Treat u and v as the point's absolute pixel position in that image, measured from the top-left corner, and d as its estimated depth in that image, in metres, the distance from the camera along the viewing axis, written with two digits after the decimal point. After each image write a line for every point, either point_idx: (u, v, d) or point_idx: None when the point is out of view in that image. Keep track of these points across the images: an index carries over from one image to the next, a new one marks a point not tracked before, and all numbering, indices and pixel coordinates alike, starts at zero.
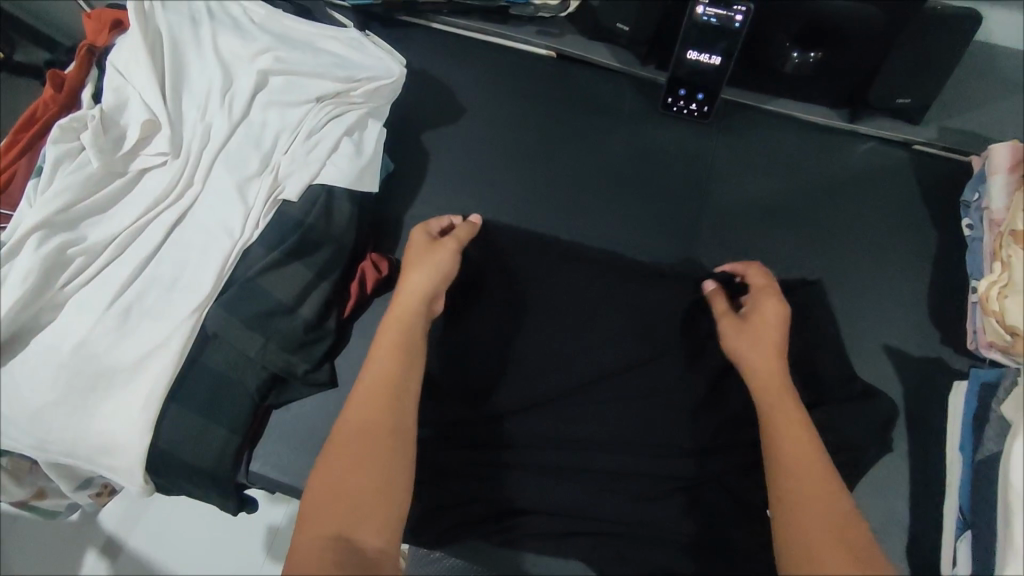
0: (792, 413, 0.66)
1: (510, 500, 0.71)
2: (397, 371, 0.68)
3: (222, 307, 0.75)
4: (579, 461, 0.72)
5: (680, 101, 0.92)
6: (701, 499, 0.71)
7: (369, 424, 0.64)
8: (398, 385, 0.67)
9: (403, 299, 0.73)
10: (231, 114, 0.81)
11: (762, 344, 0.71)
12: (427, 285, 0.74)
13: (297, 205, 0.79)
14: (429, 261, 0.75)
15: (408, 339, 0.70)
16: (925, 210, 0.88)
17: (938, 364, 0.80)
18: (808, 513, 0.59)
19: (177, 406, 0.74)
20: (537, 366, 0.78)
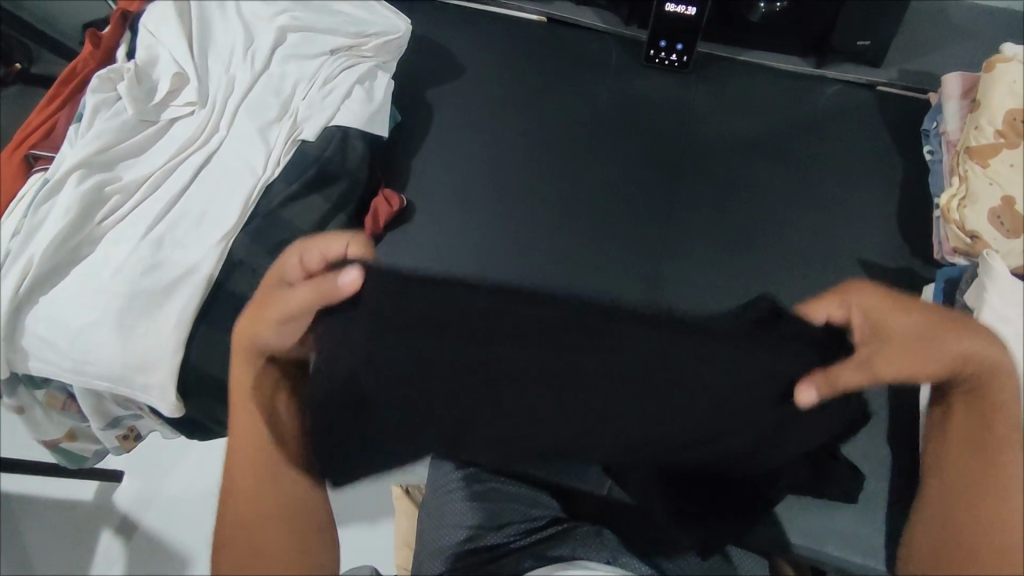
0: (1004, 432, 0.67)
1: (537, 420, 0.78)
2: (243, 454, 0.71)
3: (247, 237, 0.82)
4: (589, 395, 0.80)
5: (661, 52, 1.00)
6: (698, 410, 0.79)
7: (242, 497, 0.69)
8: (258, 445, 0.71)
9: (236, 375, 0.76)
10: (253, 67, 0.88)
11: (902, 341, 0.77)
12: (242, 365, 0.77)
13: (314, 144, 0.86)
14: (267, 318, 0.78)
15: (253, 413, 0.73)
16: (891, 141, 0.96)
17: (909, 273, 0.87)
18: (968, 541, 0.63)
19: (207, 327, 0.80)
20: (536, 328, 0.83)
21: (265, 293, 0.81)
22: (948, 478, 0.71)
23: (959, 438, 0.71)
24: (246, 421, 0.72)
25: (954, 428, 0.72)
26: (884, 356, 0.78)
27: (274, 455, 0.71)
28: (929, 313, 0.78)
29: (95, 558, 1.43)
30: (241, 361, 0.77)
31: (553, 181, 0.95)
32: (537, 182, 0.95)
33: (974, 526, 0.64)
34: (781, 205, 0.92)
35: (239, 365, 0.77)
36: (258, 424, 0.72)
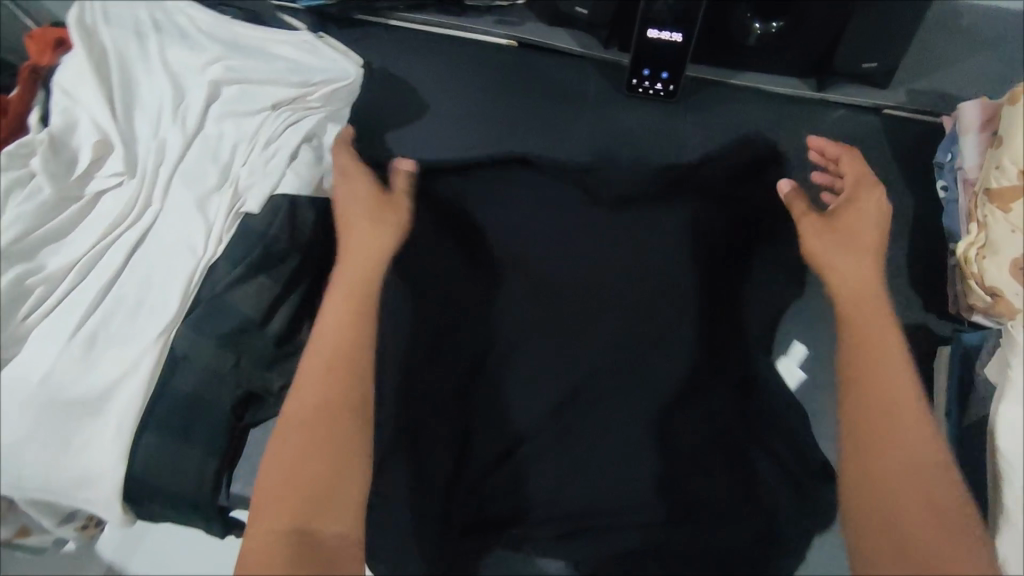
0: (919, 436, 0.61)
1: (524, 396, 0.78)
2: (329, 402, 0.65)
3: (191, 328, 0.74)
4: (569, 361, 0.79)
5: (645, 81, 0.90)
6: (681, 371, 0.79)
7: (312, 415, 0.64)
8: (348, 360, 0.66)
9: (336, 293, 0.68)
10: (185, 129, 0.78)
11: (855, 283, 0.68)
12: (350, 308, 0.68)
13: (259, 217, 0.77)
14: (355, 224, 0.72)
15: (362, 295, 0.69)
16: (900, 174, 0.87)
17: (922, 330, 0.79)
18: (908, 526, 0.57)
19: (152, 433, 0.72)
20: (551, 311, 0.81)
21: (347, 192, 0.75)
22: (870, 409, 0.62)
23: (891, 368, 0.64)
24: (338, 325, 0.67)
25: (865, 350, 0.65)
26: (821, 237, 0.72)
27: (358, 367, 0.67)
28: (878, 253, 0.70)
29: None
30: (343, 279, 0.69)
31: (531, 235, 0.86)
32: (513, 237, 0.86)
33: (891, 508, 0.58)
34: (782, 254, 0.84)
35: (348, 261, 0.70)
36: (348, 338, 0.67)
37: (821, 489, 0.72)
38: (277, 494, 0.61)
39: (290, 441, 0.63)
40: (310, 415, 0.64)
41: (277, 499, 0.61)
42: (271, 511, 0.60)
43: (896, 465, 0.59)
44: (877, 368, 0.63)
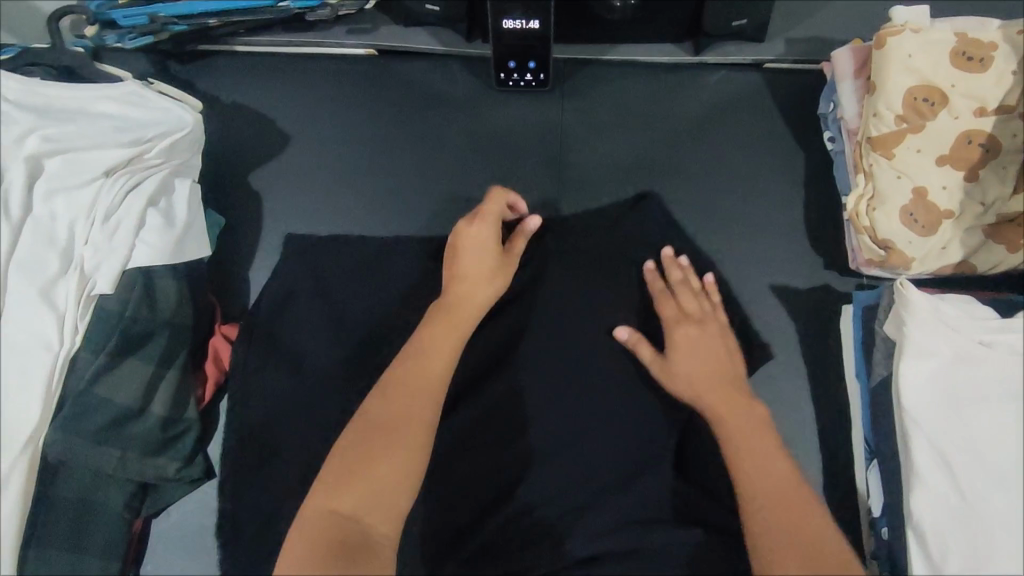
0: (756, 441, 0.64)
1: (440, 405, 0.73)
2: (411, 409, 0.63)
3: (62, 432, 0.67)
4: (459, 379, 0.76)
5: (513, 73, 0.84)
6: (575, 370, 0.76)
7: (372, 437, 0.61)
8: (429, 385, 0.65)
9: (455, 314, 0.70)
10: (8, 216, 0.68)
11: (700, 374, 0.69)
12: (447, 337, 0.69)
13: (116, 296, 0.71)
14: (477, 271, 0.72)
15: (450, 328, 0.69)
16: (787, 131, 0.84)
17: (824, 291, 0.78)
18: (779, 529, 0.57)
19: (38, 550, 0.67)
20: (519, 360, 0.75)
21: (467, 243, 0.74)
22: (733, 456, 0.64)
23: (729, 407, 0.67)
24: (434, 352, 0.68)
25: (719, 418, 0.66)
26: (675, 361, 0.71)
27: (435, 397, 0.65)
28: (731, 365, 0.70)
29: None
30: (416, 345, 0.68)
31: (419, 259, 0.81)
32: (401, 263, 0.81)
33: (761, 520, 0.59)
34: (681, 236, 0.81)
35: (450, 297, 0.72)
36: (440, 361, 0.67)
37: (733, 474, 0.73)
38: (314, 524, 0.57)
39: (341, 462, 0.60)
40: (370, 439, 0.61)
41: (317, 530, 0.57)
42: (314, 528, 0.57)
43: (773, 493, 0.60)
44: (720, 394, 0.68)
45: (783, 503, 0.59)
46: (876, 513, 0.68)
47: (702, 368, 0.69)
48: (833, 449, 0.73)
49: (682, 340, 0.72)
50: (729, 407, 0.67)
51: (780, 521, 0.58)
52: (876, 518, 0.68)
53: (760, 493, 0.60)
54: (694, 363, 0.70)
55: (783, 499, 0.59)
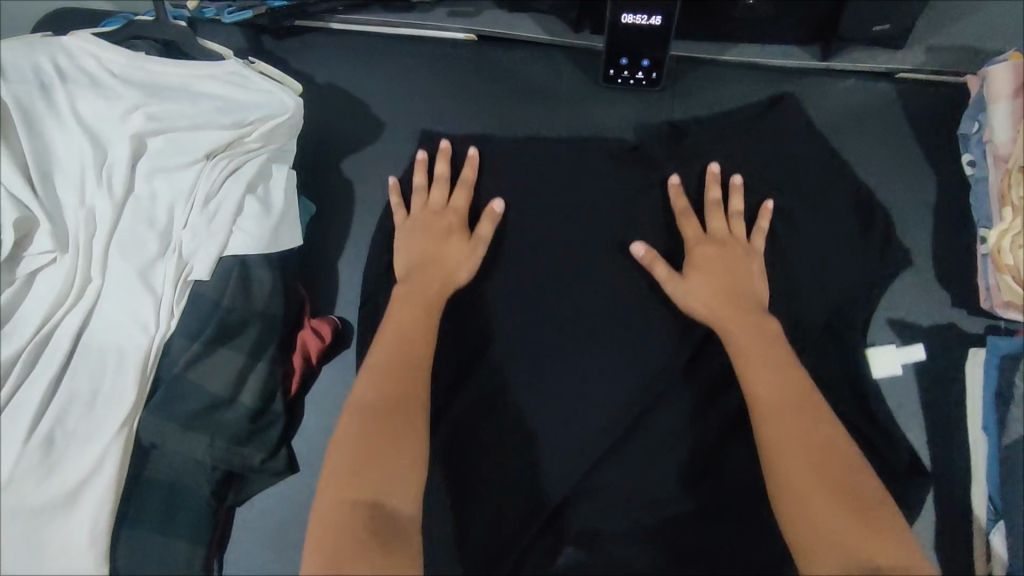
0: (769, 363, 0.64)
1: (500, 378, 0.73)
2: (410, 363, 0.67)
3: (156, 414, 0.68)
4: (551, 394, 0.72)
5: (623, 71, 0.79)
6: (674, 391, 0.72)
7: (382, 396, 0.64)
8: (420, 330, 0.69)
9: (438, 281, 0.73)
10: (113, 194, 0.69)
11: (714, 302, 0.69)
12: (434, 293, 0.72)
13: (211, 283, 0.70)
14: (435, 253, 0.74)
15: (439, 285, 0.73)
16: (918, 151, 0.77)
17: (953, 330, 0.71)
18: (812, 468, 0.58)
19: (130, 529, 0.68)
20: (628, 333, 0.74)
21: (418, 223, 0.76)
22: (761, 401, 0.63)
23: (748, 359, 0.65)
24: (422, 310, 0.71)
25: (741, 365, 0.65)
26: (690, 284, 0.71)
27: (427, 353, 0.68)
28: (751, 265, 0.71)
29: None
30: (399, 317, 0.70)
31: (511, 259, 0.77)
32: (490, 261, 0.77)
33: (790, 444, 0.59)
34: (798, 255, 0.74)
35: (427, 260, 0.74)
36: (428, 313, 0.71)
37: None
38: (336, 476, 0.59)
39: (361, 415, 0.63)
40: (392, 388, 0.65)
41: (343, 475, 0.59)
42: (337, 490, 0.59)
43: (791, 419, 0.61)
44: (736, 317, 0.68)
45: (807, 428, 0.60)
46: None
47: (712, 282, 0.70)
48: (953, 504, 0.67)
49: (698, 254, 0.72)
50: (745, 326, 0.67)
51: (806, 452, 0.59)
52: None
53: (784, 423, 0.61)
54: (707, 278, 0.70)
55: (806, 423, 0.60)
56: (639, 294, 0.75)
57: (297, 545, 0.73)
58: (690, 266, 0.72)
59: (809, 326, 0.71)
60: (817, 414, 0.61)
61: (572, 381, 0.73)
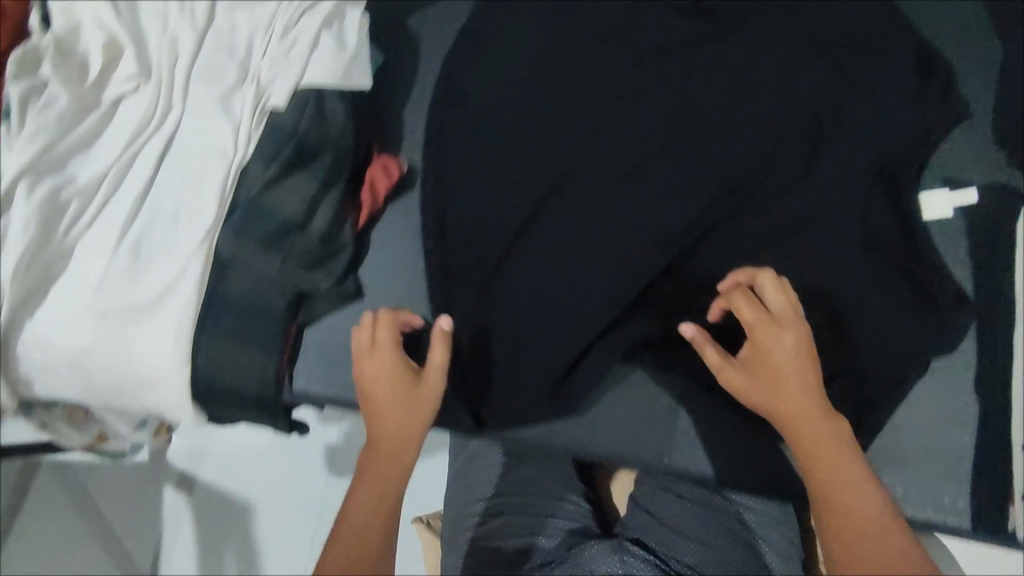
0: (844, 473, 0.57)
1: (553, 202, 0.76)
2: (390, 461, 0.66)
3: (234, 232, 0.72)
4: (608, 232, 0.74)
5: None
6: (729, 236, 0.73)
7: (377, 486, 0.64)
8: (394, 388, 0.68)
9: (387, 331, 0.71)
10: (195, 23, 0.75)
11: (779, 399, 0.61)
12: (402, 396, 0.68)
13: (288, 112, 0.73)
14: None
15: (413, 399, 0.68)
16: (986, 17, 0.77)
17: (1008, 189, 0.72)
18: None
19: (208, 337, 0.73)
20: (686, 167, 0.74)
21: None
22: (814, 441, 0.59)
23: (817, 433, 0.59)
24: (382, 373, 0.69)
25: (805, 430, 0.60)
26: (753, 323, 0.64)
27: (398, 399, 0.67)
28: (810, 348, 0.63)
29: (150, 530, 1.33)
30: (371, 364, 0.69)
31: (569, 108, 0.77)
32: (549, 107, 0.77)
33: (835, 513, 0.56)
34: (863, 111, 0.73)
35: (382, 330, 0.71)
36: (387, 382, 0.68)
37: (902, 357, 0.68)
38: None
39: (368, 477, 0.65)
40: (382, 481, 0.65)
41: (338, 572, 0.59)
42: None
43: (858, 533, 0.54)
44: (796, 417, 0.60)
45: (877, 539, 0.54)
46: None
47: (791, 354, 0.62)
48: (995, 350, 0.68)
49: (763, 339, 0.63)
50: (804, 423, 0.60)
51: (867, 544, 0.54)
52: None
53: (852, 553, 0.54)
54: (768, 355, 0.63)
55: (877, 545, 0.54)
56: (698, 144, 0.74)
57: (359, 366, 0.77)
58: (759, 329, 0.63)
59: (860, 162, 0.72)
60: (884, 534, 0.54)
61: (629, 212, 0.74)
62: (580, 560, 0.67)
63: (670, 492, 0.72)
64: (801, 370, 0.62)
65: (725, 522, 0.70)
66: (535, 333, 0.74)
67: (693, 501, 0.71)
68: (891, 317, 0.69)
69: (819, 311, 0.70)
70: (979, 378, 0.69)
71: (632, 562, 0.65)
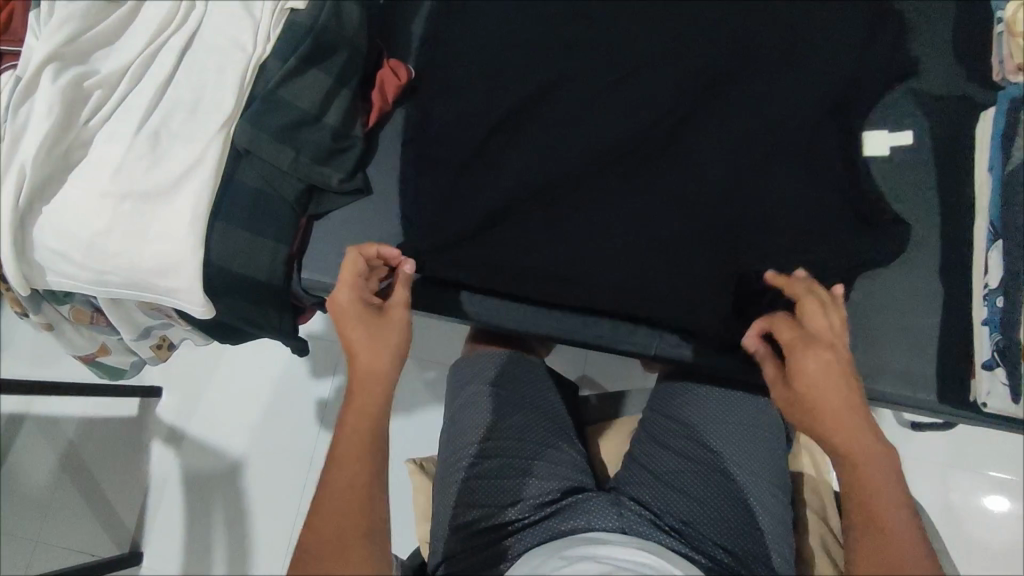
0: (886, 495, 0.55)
1: (539, 91, 0.76)
2: (371, 399, 0.60)
3: (249, 122, 0.75)
4: (612, 122, 0.75)
5: None
6: (711, 127, 0.74)
7: (355, 445, 0.58)
8: (375, 331, 0.63)
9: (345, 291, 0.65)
10: None
11: (826, 402, 0.57)
12: (361, 334, 0.63)
13: (305, 13, 0.78)
14: None
15: (379, 331, 0.63)
16: None
17: (966, 99, 0.79)
18: None
19: (222, 223, 0.75)
20: (674, 65, 0.75)
21: None
22: (864, 488, 0.55)
23: (857, 449, 0.56)
24: (342, 316, 0.64)
25: (851, 443, 0.56)
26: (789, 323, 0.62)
27: (364, 339, 0.63)
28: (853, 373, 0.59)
29: (135, 485, 1.28)
30: (331, 306, 0.65)
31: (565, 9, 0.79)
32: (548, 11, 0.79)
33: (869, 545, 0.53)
34: (845, 18, 0.77)
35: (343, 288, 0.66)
36: (350, 318, 0.64)
37: (871, 238, 0.70)
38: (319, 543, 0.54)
39: (347, 415, 0.60)
40: (365, 421, 0.59)
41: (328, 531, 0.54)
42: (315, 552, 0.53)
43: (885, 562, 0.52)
44: (844, 427, 0.57)
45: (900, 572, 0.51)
46: (992, 287, 0.71)
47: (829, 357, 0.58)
48: (957, 242, 0.75)
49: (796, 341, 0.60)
50: (856, 442, 0.56)
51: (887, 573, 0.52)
52: (991, 291, 0.71)
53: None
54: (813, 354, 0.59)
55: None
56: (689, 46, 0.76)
57: None
58: (799, 336, 0.60)
59: (847, 61, 0.75)
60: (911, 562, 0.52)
61: (620, 106, 0.75)
62: (582, 506, 0.67)
63: (657, 444, 0.73)
64: (849, 393, 0.57)
65: (707, 456, 0.71)
66: (539, 224, 0.75)
67: (680, 449, 0.72)
68: (858, 206, 0.72)
69: (789, 197, 0.72)
70: (943, 265, 0.75)
71: (630, 516, 0.66)
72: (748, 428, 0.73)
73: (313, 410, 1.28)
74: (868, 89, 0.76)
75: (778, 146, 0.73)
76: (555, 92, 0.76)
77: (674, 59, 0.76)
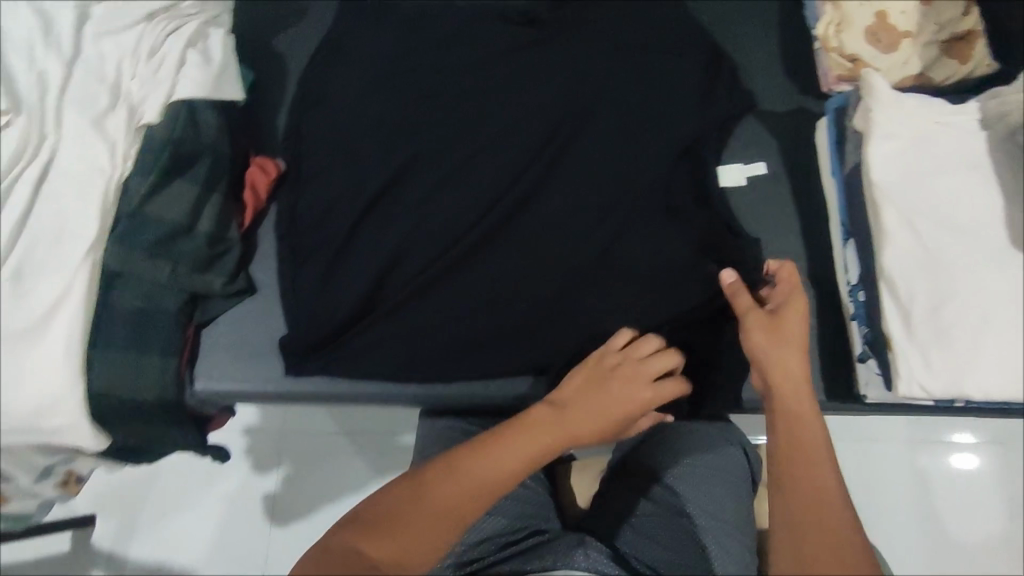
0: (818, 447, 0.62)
1: (405, 172, 0.79)
2: (523, 456, 0.62)
3: (118, 244, 0.74)
4: (478, 192, 0.78)
5: None
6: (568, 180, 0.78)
7: (465, 478, 0.60)
8: (609, 418, 0.66)
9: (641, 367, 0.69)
10: (62, 55, 0.76)
11: (786, 363, 0.65)
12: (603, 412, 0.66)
13: (159, 125, 0.77)
14: None
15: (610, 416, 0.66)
16: None
17: (801, 112, 0.86)
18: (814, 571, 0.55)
19: (102, 351, 0.73)
20: (528, 126, 0.80)
21: None
22: (797, 438, 0.62)
23: (801, 404, 0.64)
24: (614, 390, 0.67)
25: (792, 399, 0.64)
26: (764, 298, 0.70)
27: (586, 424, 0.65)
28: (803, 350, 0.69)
29: None
30: (616, 374, 0.68)
31: (421, 87, 0.82)
32: (407, 91, 0.82)
33: (803, 484, 0.60)
34: (680, 56, 0.83)
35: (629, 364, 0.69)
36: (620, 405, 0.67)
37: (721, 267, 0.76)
38: (369, 520, 0.59)
39: (494, 440, 0.63)
40: (492, 461, 0.61)
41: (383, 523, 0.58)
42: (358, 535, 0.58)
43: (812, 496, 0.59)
44: (791, 386, 0.65)
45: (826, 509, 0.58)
46: (854, 282, 0.76)
47: (802, 329, 0.68)
48: (817, 243, 0.81)
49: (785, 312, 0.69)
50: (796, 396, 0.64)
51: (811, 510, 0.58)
52: (853, 286, 0.76)
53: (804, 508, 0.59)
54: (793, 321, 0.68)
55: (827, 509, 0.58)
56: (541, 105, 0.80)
57: (259, 356, 0.82)
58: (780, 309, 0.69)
59: (686, 99, 0.81)
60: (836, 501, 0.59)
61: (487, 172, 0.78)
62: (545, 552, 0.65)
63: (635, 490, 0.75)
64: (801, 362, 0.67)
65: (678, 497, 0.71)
66: (422, 302, 0.76)
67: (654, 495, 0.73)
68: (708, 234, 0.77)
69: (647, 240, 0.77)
70: (810, 267, 0.80)
71: (594, 555, 0.63)
72: (723, 473, 0.72)
73: (260, 506, 1.21)
74: (713, 119, 0.81)
75: (629, 190, 0.78)
76: (421, 168, 0.79)
77: (527, 119, 0.80)
